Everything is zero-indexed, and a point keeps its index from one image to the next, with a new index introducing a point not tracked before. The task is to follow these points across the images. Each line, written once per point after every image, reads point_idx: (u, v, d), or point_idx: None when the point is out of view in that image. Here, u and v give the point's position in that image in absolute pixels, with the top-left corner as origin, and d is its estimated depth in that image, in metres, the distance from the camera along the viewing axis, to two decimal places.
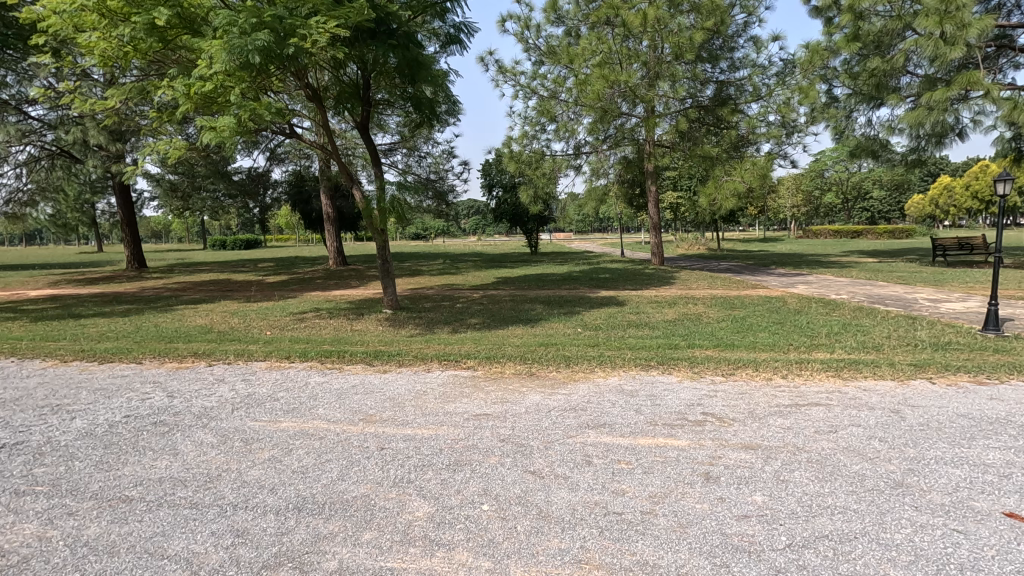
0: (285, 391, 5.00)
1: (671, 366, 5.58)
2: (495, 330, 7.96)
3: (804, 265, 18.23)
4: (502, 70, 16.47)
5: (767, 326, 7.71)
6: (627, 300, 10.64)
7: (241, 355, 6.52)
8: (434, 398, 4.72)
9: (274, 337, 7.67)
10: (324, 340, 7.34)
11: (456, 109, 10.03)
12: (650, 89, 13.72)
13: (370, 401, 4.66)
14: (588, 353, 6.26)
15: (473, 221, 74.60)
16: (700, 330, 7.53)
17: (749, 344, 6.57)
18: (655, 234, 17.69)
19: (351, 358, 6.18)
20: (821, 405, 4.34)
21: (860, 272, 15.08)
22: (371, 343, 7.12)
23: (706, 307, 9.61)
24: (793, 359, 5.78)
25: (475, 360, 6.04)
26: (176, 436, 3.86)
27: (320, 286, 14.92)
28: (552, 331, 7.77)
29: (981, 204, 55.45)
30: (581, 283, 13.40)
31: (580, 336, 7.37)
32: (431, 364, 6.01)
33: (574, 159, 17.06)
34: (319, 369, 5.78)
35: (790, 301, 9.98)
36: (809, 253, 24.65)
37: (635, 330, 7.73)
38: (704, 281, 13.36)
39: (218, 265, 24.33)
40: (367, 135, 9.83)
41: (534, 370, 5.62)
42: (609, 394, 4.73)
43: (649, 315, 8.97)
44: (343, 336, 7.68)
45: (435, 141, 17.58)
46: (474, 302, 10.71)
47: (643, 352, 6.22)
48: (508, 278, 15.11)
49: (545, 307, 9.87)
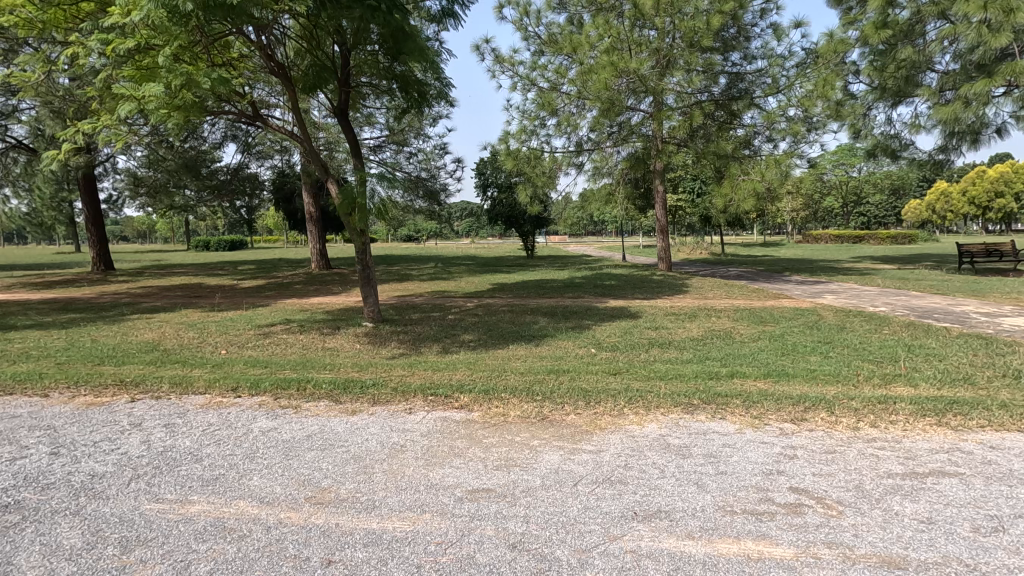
0: (214, 445, 3.71)
1: (722, 408, 4.36)
2: (494, 350, 6.71)
3: (820, 271, 17.14)
4: (500, 59, 15.31)
5: (816, 348, 6.52)
6: (640, 312, 9.45)
7: (179, 385, 5.21)
8: (416, 459, 3.48)
9: (228, 359, 6.36)
10: (287, 364, 6.04)
11: (449, 94, 8.78)
12: (662, 79, 12.67)
13: (326, 465, 3.39)
14: (612, 384, 5.04)
15: (468, 222, 73.38)
16: (738, 353, 6.33)
17: (807, 372, 5.37)
18: (662, 238, 16.48)
19: (315, 392, 4.90)
20: (951, 475, 3.15)
21: (884, 280, 14.00)
22: (344, 368, 5.84)
23: (734, 322, 8.42)
24: (872, 395, 4.58)
25: (471, 394, 4.80)
26: (20, 537, 2.56)
27: (298, 292, 13.63)
28: (562, 352, 6.54)
29: (978, 209, 55.17)
30: (586, 291, 12.22)
31: (597, 359, 6.15)
32: (416, 399, 4.76)
33: (576, 157, 15.87)
34: (269, 408, 4.49)
35: (826, 315, 8.83)
36: (821, 258, 23.59)
37: (660, 351, 6.53)
38: (721, 290, 12.20)
39: (195, 267, 22.88)
40: (347, 121, 8.55)
41: (547, 410, 4.38)
42: (653, 454, 3.49)
43: (671, 331, 7.77)
44: (312, 358, 6.39)
45: (427, 136, 16.33)
46: (468, 313, 9.47)
47: (680, 385, 4.99)
48: (505, 285, 13.88)
49: (550, 321, 8.64)
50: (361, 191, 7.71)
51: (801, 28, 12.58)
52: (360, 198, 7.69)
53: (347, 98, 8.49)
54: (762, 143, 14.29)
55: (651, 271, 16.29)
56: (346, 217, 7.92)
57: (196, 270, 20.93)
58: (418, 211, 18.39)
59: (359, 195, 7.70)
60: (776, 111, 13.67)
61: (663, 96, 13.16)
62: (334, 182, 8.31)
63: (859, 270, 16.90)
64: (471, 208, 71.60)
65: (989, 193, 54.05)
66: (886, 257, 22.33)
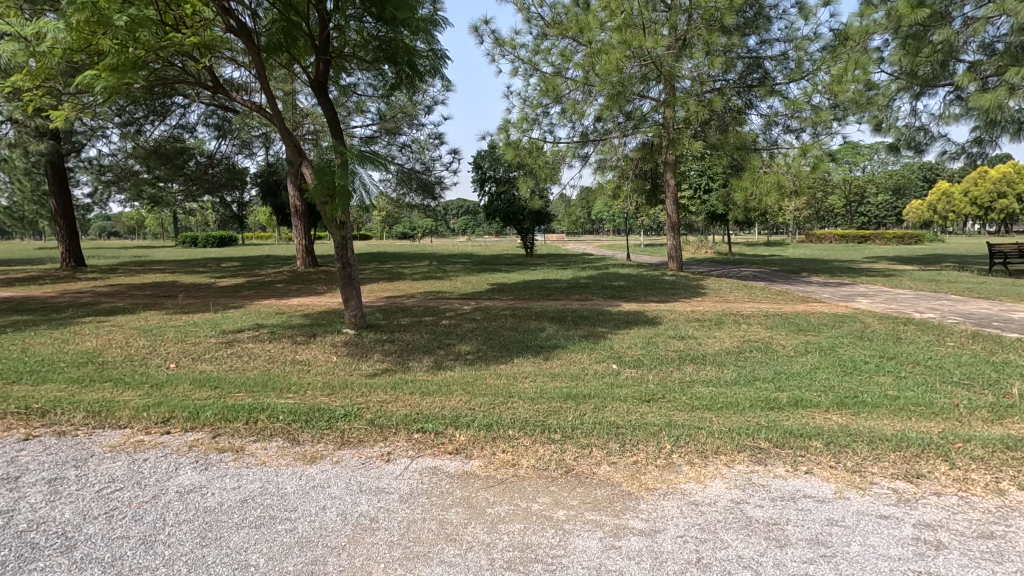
0: (101, 521, 2.59)
1: (803, 457, 3.28)
2: (496, 366, 5.60)
3: (838, 272, 16.14)
4: (500, 42, 14.18)
5: (880, 365, 5.46)
6: (660, 318, 8.36)
7: (95, 415, 4.07)
8: (389, 547, 2.39)
9: (171, 376, 5.22)
10: (241, 385, 4.91)
11: (444, 64, 7.65)
12: (680, 60, 11.56)
13: (256, 560, 2.29)
14: (649, 417, 3.95)
15: (464, 220, 72.20)
16: (791, 372, 5.24)
17: (889, 400, 4.29)
18: (672, 236, 15.41)
19: (266, 428, 3.77)
20: None
21: (913, 282, 12.99)
22: (311, 393, 4.69)
23: (769, 331, 7.35)
24: (995, 437, 3.50)
25: (469, 433, 3.69)
26: None
27: (278, 291, 12.47)
28: (578, 369, 5.44)
29: (980, 210, 54.33)
30: (595, 292, 11.16)
31: (622, 380, 5.05)
32: (397, 437, 3.66)
33: (580, 148, 14.79)
34: (201, 453, 3.37)
35: (871, 322, 7.77)
36: (833, 258, 22.69)
37: (694, 368, 5.43)
38: (742, 292, 11.12)
39: (177, 263, 21.65)
40: (328, 96, 7.39)
41: (571, 458, 3.29)
42: (733, 540, 2.42)
43: (700, 342, 6.68)
44: (274, 376, 5.26)
45: (421, 124, 15.16)
46: (464, 319, 8.34)
47: (736, 420, 3.90)
48: (504, 285, 12.78)
49: (558, 328, 7.53)
50: (340, 168, 6.42)
51: (831, 6, 11.50)
52: (337, 174, 6.37)
53: (329, 69, 7.33)
54: (782, 133, 13.23)
55: (660, 271, 15.22)
56: (322, 203, 6.62)
57: (175, 267, 19.74)
58: (411, 206, 17.23)
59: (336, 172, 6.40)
60: (800, 98, 12.59)
61: (677, 81, 12.05)
62: (308, 163, 6.98)
63: (882, 271, 15.99)
64: (467, 206, 70.65)
65: (991, 193, 53.37)
66: (901, 257, 21.35)
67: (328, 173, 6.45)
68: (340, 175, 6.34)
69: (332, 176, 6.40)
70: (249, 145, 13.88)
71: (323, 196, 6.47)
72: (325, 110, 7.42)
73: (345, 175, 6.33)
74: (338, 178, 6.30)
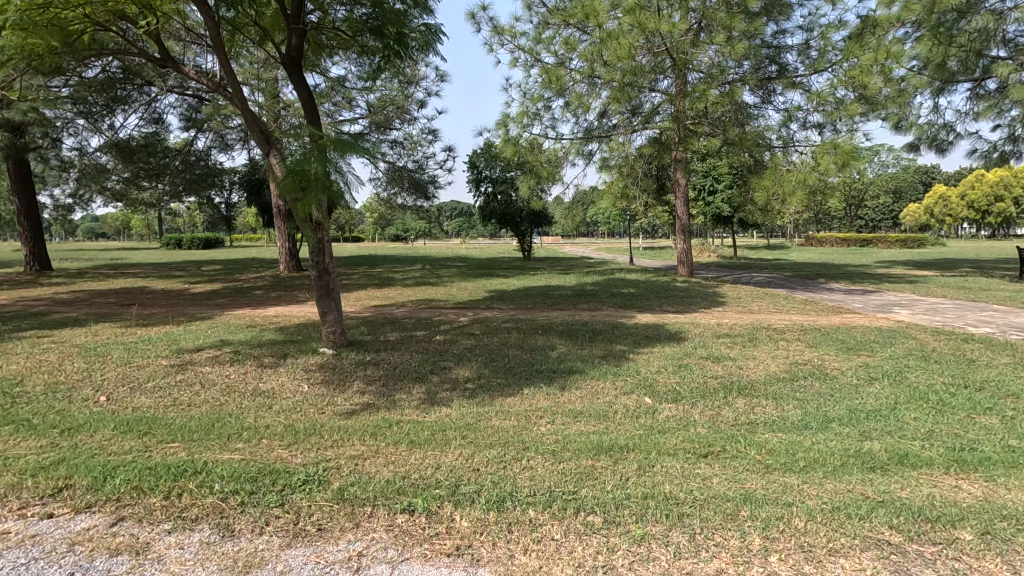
0: None
1: (962, 565, 2.25)
2: (502, 399, 4.58)
3: (857, 278, 15.26)
4: (499, 31, 13.18)
5: (970, 398, 4.48)
6: (684, 333, 7.37)
7: None
8: None
9: (93, 416, 4.15)
10: (176, 431, 3.83)
11: (438, 37, 6.61)
12: (699, 46, 10.60)
13: None
14: (718, 487, 2.92)
15: (458, 222, 71.09)
16: (869, 410, 4.23)
17: (1022, 457, 3.29)
18: (682, 239, 14.45)
19: (188, 511, 2.69)
20: None
21: (942, 289, 12.12)
22: (265, 442, 3.63)
23: (813, 351, 6.36)
24: None
25: (475, 516, 2.65)
26: None
27: (256, 298, 11.36)
28: (605, 405, 4.41)
29: (977, 213, 53.78)
30: (604, 301, 10.16)
31: (663, 423, 4.01)
32: (375, 522, 2.62)
33: (583, 145, 13.80)
34: (80, 560, 2.30)
35: (927, 339, 6.80)
36: (844, 262, 21.77)
37: (747, 404, 4.42)
38: (765, 302, 10.14)
39: (154, 266, 20.42)
40: (302, 77, 6.33)
41: (624, 565, 2.28)
42: None
43: (741, 366, 5.67)
44: (223, 416, 4.18)
45: (413, 117, 14.10)
46: (461, 334, 7.28)
47: (837, 491, 2.87)
48: (504, 292, 11.76)
49: (571, 347, 6.51)
50: (312, 154, 5.34)
51: None
52: (310, 162, 5.28)
53: (305, 44, 6.31)
54: (801, 128, 12.30)
55: (670, 276, 14.21)
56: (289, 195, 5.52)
57: (150, 271, 18.51)
58: (403, 206, 16.17)
59: (307, 159, 5.32)
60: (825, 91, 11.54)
61: (692, 72, 11.06)
62: (276, 153, 5.85)
63: (903, 276, 15.12)
64: (461, 208, 69.56)
65: (989, 196, 52.75)
66: (915, 262, 20.51)
67: (298, 160, 5.36)
68: (313, 161, 5.26)
69: (302, 164, 5.33)
70: (224, 138, 12.71)
71: (293, 187, 5.39)
72: (299, 92, 6.34)
73: (320, 162, 5.25)
74: (313, 166, 5.22)
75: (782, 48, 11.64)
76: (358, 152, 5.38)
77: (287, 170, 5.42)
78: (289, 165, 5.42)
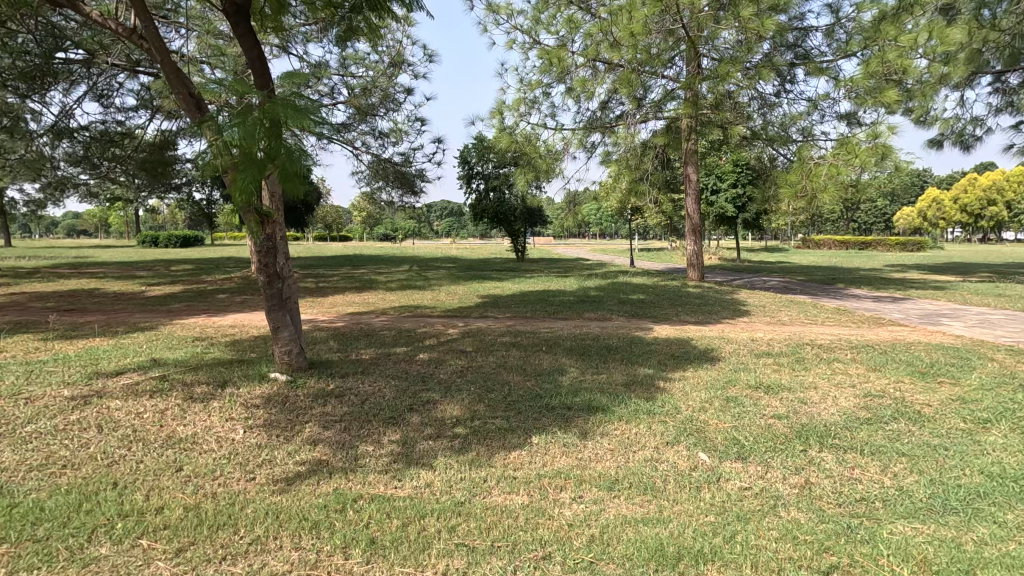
0: None
1: None
2: (504, 457, 3.34)
3: (878, 283, 14.24)
4: (494, 9, 11.95)
5: None
6: (715, 351, 6.19)
7: None
8: None
9: None
10: (14, 520, 2.54)
11: None
12: (719, 23, 9.41)
13: None
14: None
15: (447, 221, 69.63)
16: (1014, 476, 3.05)
17: None
18: (692, 240, 13.29)
19: None
20: None
21: (980, 297, 11.06)
22: (144, 547, 2.35)
23: (882, 377, 5.21)
24: None
25: None
26: None
27: (218, 304, 10.02)
28: (648, 469, 3.17)
29: (969, 218, 53.26)
30: (613, 309, 8.98)
31: (739, 503, 2.79)
32: None
33: (585, 136, 12.59)
34: None
35: (1010, 361, 5.68)
36: (854, 266, 20.79)
37: (840, 464, 3.23)
38: (794, 312, 9.00)
39: (120, 266, 18.87)
40: (248, 29, 5.03)
41: None
42: None
43: (805, 401, 4.49)
44: (101, 489, 2.88)
45: (398, 104, 12.79)
46: (450, 352, 6.03)
47: None
48: (499, 298, 10.51)
49: (585, 371, 5.27)
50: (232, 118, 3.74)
51: None
52: (225, 128, 3.68)
53: None
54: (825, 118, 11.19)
55: (680, 280, 13.10)
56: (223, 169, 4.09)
57: (115, 270, 17.10)
58: (388, 203, 14.84)
59: (226, 124, 3.73)
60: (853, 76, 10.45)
61: (710, 53, 9.87)
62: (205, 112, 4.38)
63: (927, 282, 14.13)
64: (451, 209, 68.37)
65: (981, 201, 51.88)
66: (930, 266, 19.55)
67: (217, 127, 3.79)
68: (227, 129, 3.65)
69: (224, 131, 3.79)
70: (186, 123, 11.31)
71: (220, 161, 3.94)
72: (244, 49, 5.02)
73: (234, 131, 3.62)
74: (228, 138, 3.63)
75: (806, 30, 10.54)
76: (298, 122, 3.67)
77: (210, 139, 3.93)
78: (212, 132, 3.91)
